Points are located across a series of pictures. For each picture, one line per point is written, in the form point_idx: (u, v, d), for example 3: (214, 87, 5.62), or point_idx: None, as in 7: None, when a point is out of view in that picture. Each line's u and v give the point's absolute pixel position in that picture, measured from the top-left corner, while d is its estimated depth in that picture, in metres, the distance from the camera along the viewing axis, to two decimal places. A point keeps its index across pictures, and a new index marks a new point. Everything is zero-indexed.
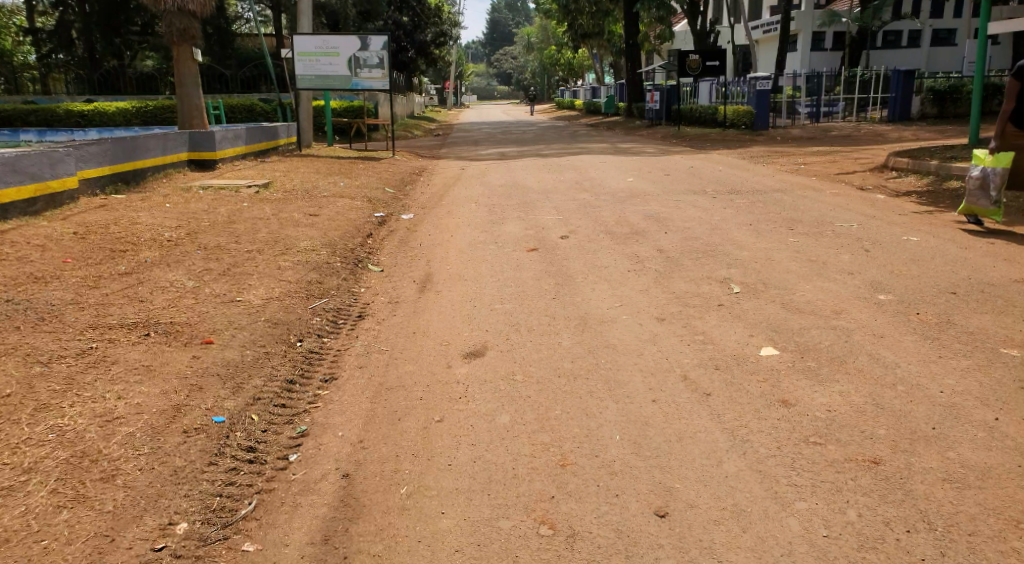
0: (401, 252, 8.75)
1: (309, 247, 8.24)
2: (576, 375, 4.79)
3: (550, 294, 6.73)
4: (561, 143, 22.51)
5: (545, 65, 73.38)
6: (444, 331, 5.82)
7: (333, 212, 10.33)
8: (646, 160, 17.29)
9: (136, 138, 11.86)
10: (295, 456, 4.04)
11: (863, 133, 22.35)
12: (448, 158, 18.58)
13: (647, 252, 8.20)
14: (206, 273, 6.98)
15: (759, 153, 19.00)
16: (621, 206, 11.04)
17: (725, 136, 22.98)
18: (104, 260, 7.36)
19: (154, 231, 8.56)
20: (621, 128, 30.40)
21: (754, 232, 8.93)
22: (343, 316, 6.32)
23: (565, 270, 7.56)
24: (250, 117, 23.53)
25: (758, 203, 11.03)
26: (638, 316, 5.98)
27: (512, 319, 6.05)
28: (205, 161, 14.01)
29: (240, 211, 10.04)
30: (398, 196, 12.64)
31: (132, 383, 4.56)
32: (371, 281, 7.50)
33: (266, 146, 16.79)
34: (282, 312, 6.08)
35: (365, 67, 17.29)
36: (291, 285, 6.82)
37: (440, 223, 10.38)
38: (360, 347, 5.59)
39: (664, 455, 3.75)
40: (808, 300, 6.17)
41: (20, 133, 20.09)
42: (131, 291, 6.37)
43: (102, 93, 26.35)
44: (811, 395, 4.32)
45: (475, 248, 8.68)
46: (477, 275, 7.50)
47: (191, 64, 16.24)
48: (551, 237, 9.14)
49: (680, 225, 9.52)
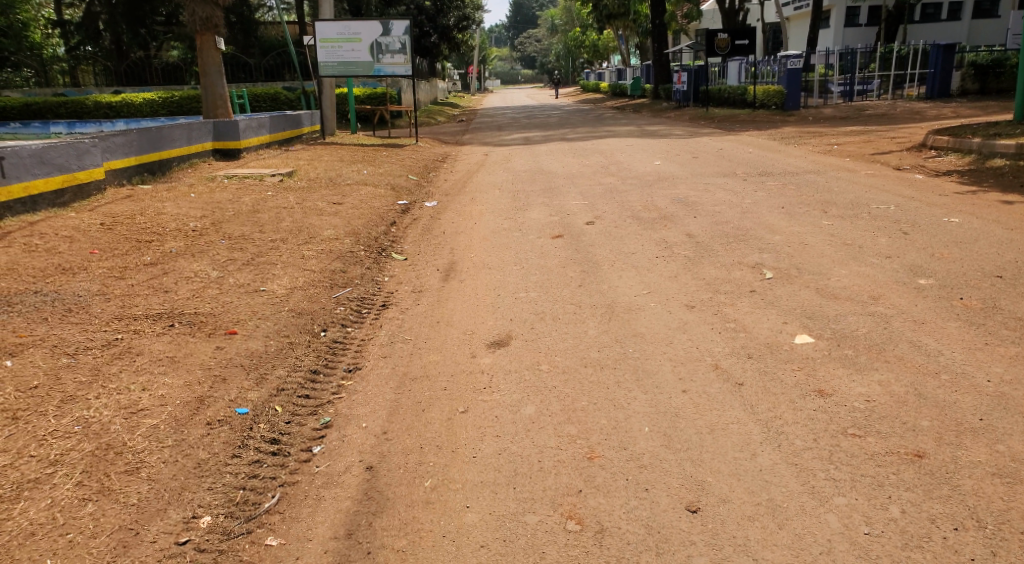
0: (425, 240, 8.67)
1: (333, 236, 8.18)
2: (603, 365, 4.68)
3: (577, 282, 6.61)
4: (586, 127, 22.28)
5: (570, 48, 72.62)
6: (468, 320, 5.73)
7: (357, 201, 10.28)
8: (673, 143, 17.03)
9: (161, 128, 11.90)
10: (319, 447, 3.93)
11: (898, 111, 21.81)
12: (472, 145, 18.45)
13: (676, 237, 8.03)
14: (231, 263, 6.93)
15: (791, 133, 18.62)
16: (648, 190, 10.85)
17: (754, 117, 22.56)
18: (130, 251, 7.34)
19: (179, 221, 8.55)
20: (647, 110, 29.98)
21: (786, 215, 8.71)
22: (367, 305, 6.25)
23: (593, 257, 7.43)
24: (275, 106, 23.59)
25: (791, 185, 10.78)
26: (667, 303, 5.84)
27: (538, 307, 5.95)
28: (231, 151, 14.03)
29: (264, 200, 10.01)
30: (423, 183, 12.57)
31: (157, 374, 4.47)
32: (396, 269, 7.43)
33: (290, 135, 16.79)
34: (306, 302, 6.03)
35: (387, 52, 17.12)
36: (314, 274, 6.77)
37: (464, 210, 10.28)
38: (384, 337, 5.51)
39: (696, 448, 3.63)
40: (842, 286, 6.00)
41: (51, 125, 20.27)
42: (157, 282, 6.32)
43: (130, 84, 26.52)
44: (849, 385, 4.18)
45: (500, 236, 8.57)
46: (502, 263, 7.41)
47: (215, 54, 16.25)
48: (577, 223, 9.00)
49: (710, 209, 9.32)
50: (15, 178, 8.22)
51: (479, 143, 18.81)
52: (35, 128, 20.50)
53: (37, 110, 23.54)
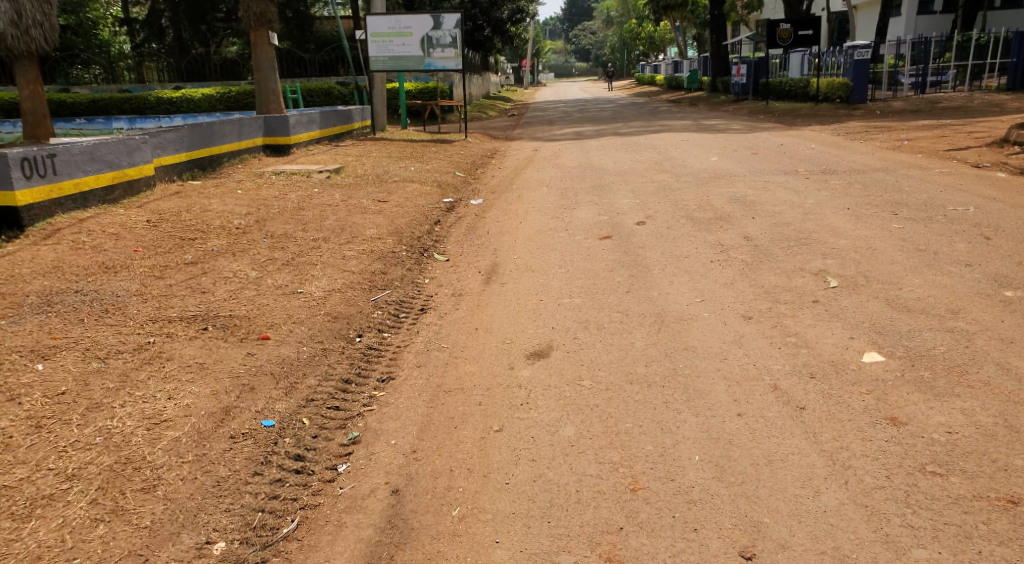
0: (469, 240, 8.43)
1: (375, 235, 7.99)
2: (650, 383, 4.35)
3: (625, 287, 6.29)
4: (640, 122, 21.77)
5: (625, 40, 71.59)
6: (508, 329, 5.46)
7: (402, 198, 10.10)
8: (729, 138, 16.47)
9: (212, 124, 11.91)
10: (345, 467, 3.69)
11: (972, 104, 20.75)
12: (522, 140, 18.17)
13: (732, 240, 7.63)
14: (270, 263, 6.77)
15: (856, 128, 17.85)
16: (704, 188, 10.42)
17: (816, 111, 21.75)
18: (173, 248, 7.22)
19: (223, 218, 8.45)
20: (704, 104, 29.25)
21: (852, 217, 8.22)
22: (405, 310, 6.02)
23: (643, 260, 7.08)
24: (328, 101, 23.66)
25: (857, 184, 10.22)
26: (722, 313, 5.48)
27: (583, 315, 5.65)
28: (281, 146, 14.00)
29: (309, 197, 9.90)
30: (471, 180, 12.35)
31: (186, 381, 4.27)
32: (437, 271, 7.21)
33: (340, 130, 16.74)
34: (343, 305, 5.83)
35: (438, 46, 16.98)
36: (353, 276, 6.57)
37: (511, 208, 10.01)
38: (420, 344, 5.27)
39: (752, 482, 3.29)
40: (915, 297, 5.54)
41: (113, 121, 20.65)
42: (196, 282, 6.15)
43: (190, 81, 26.94)
44: (923, 413, 3.77)
45: (547, 236, 8.27)
46: (547, 265, 7.11)
47: (268, 49, 16.26)
48: (627, 223, 8.65)
49: (770, 210, 8.87)
50: (67, 175, 8.18)
51: (529, 139, 18.51)
52: (97, 123, 20.88)
53: (102, 105, 24.06)
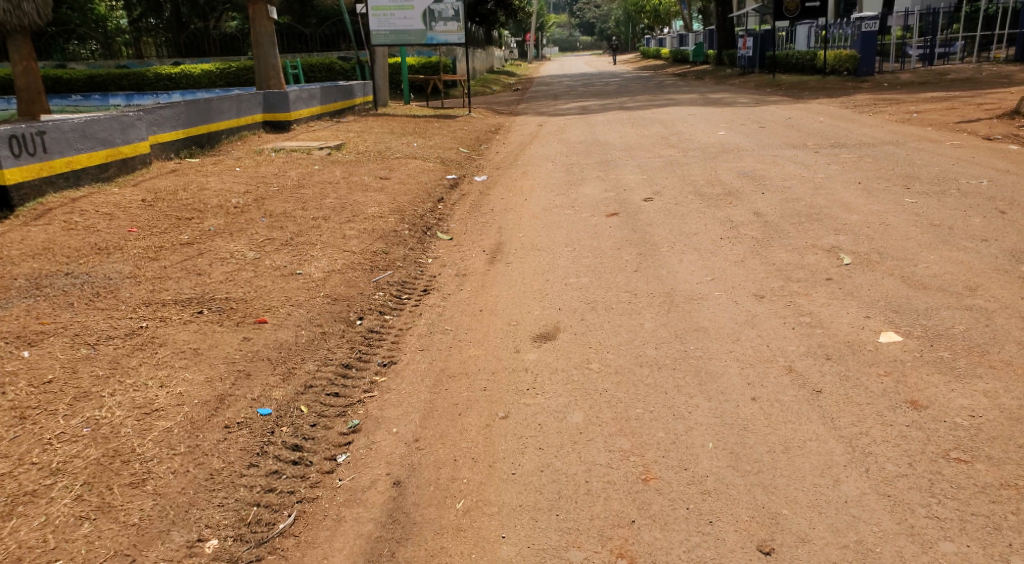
0: (473, 218, 8.26)
1: (377, 214, 7.82)
2: (661, 366, 4.21)
3: (632, 266, 6.13)
4: (646, 96, 21.44)
5: (629, 13, 70.63)
6: (514, 310, 5.32)
7: (404, 175, 9.92)
8: (736, 112, 16.20)
9: (209, 100, 11.71)
10: (344, 457, 3.58)
11: (982, 76, 20.37)
12: (526, 115, 17.91)
13: (742, 216, 7.45)
14: (268, 244, 6.62)
15: (865, 101, 17.55)
16: (711, 163, 10.22)
17: (824, 84, 21.39)
18: (169, 228, 7.07)
19: (221, 197, 8.30)
20: (710, 77, 28.83)
21: (864, 191, 8.03)
22: (407, 290, 5.87)
23: (651, 238, 6.91)
24: (329, 77, 23.37)
25: (867, 158, 10.00)
26: (733, 292, 5.32)
27: (590, 296, 5.50)
28: (281, 123, 13.79)
29: (310, 175, 9.73)
30: (474, 156, 12.14)
31: (178, 369, 4.15)
32: (440, 250, 7.06)
33: (341, 106, 16.51)
34: (344, 286, 5.69)
35: (440, 20, 16.66)
36: (354, 256, 6.42)
37: (515, 185, 9.83)
38: (423, 327, 5.13)
39: (769, 471, 3.15)
40: (932, 274, 5.37)
41: (110, 98, 20.41)
42: (192, 263, 6.01)
43: (189, 56, 26.67)
44: (945, 396, 3.62)
45: (552, 213, 8.10)
46: (553, 243, 6.95)
47: (267, 24, 15.98)
48: (634, 199, 8.47)
49: (779, 185, 8.67)
50: (58, 153, 8.02)
51: (533, 114, 18.25)
52: (95, 100, 20.64)
53: (99, 82, 23.79)
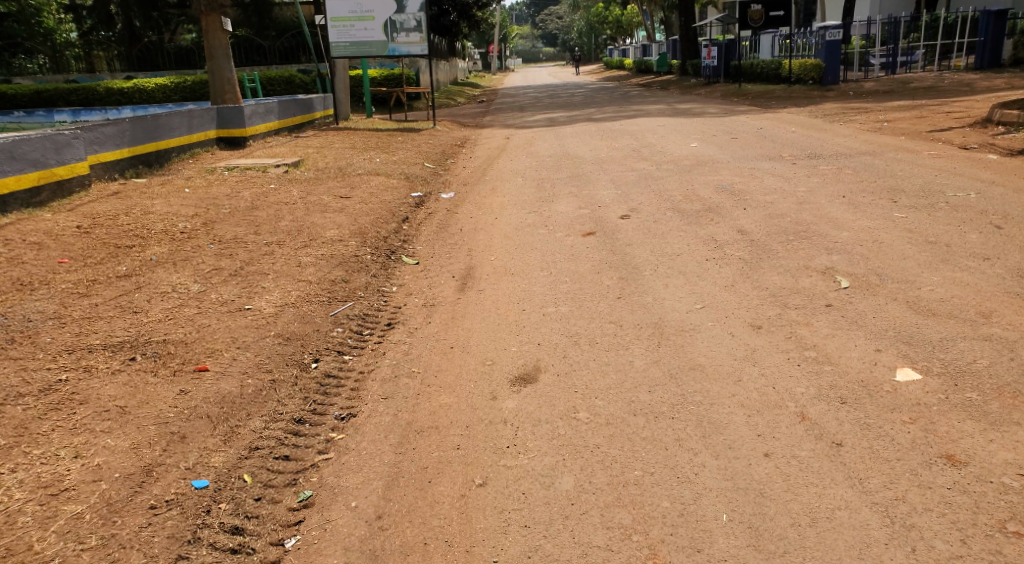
0: (440, 240, 7.73)
1: (336, 237, 7.26)
2: (658, 414, 3.71)
3: (614, 292, 5.65)
4: (614, 106, 21.11)
5: (592, 25, 70.82)
6: (487, 347, 4.80)
7: (367, 194, 9.35)
8: (707, 122, 15.89)
9: (157, 117, 11.03)
10: (293, 541, 3.04)
11: (945, 84, 20.33)
12: (493, 128, 17.44)
13: (725, 234, 7.04)
14: (215, 274, 6.02)
15: (834, 110, 17.38)
16: (687, 177, 9.82)
17: (791, 93, 21.24)
18: (105, 258, 6.43)
19: (167, 221, 7.67)
20: (675, 87, 28.63)
21: (849, 206, 7.66)
22: (369, 325, 5.32)
23: (632, 260, 6.45)
24: (289, 90, 22.68)
25: (847, 169, 9.68)
26: (727, 323, 4.88)
27: (570, 328, 5.01)
28: (237, 138, 13.13)
29: (266, 195, 9.13)
30: (440, 172, 11.63)
31: (98, 434, 3.56)
32: (406, 276, 6.52)
33: (301, 121, 15.89)
34: (298, 323, 5.13)
35: (402, 31, 16.06)
36: (309, 286, 5.86)
37: (484, 202, 9.33)
38: (387, 368, 4.58)
39: (795, 553, 2.71)
40: (938, 299, 4.96)
41: (55, 113, 19.49)
42: (127, 300, 5.40)
43: (143, 70, 25.86)
44: (985, 448, 3.18)
45: (524, 233, 7.61)
46: (527, 267, 6.45)
47: (223, 36, 15.30)
48: (610, 217, 8.01)
49: (761, 199, 8.28)
50: None
51: (500, 126, 17.80)
52: (40, 116, 19.70)
53: (48, 97, 22.75)
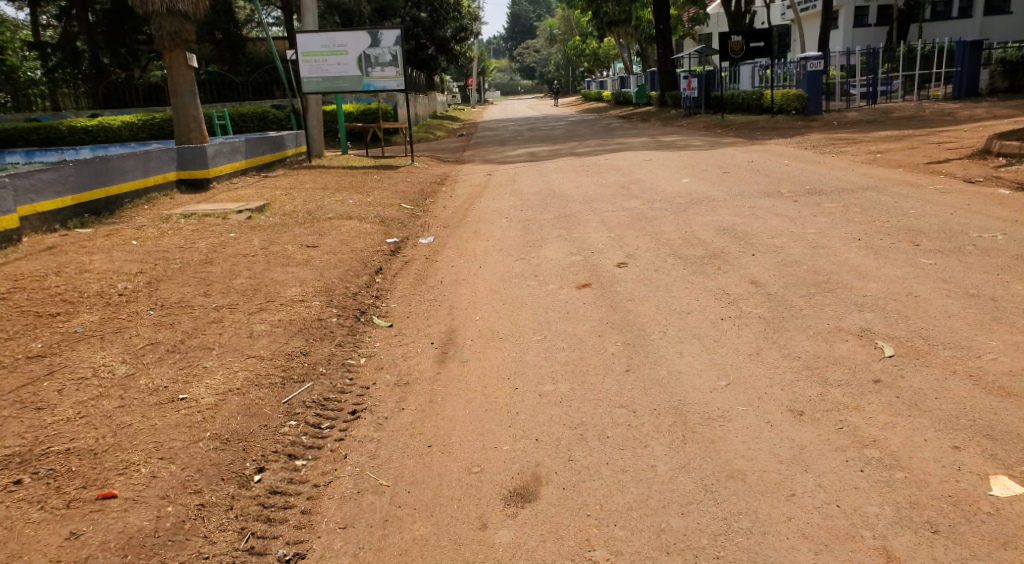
0: (416, 295, 6.87)
1: (298, 297, 6.37)
2: (699, 554, 3.00)
3: (622, 364, 4.81)
4: (596, 139, 20.45)
5: (568, 56, 71.06)
6: (471, 446, 3.94)
7: (336, 241, 8.48)
8: (695, 155, 15.23)
9: (108, 160, 10.12)
10: None
11: (929, 113, 19.91)
12: (473, 163, 16.69)
13: (736, 285, 6.28)
14: (149, 351, 5.11)
15: (822, 141, 16.80)
16: (683, 217, 9.07)
17: (775, 124, 20.72)
18: (21, 332, 5.50)
19: (105, 281, 6.75)
20: (656, 119, 28.11)
21: (868, 251, 6.94)
22: (330, 413, 4.45)
23: (636, 319, 5.63)
24: (261, 126, 21.84)
25: (855, 207, 8.99)
26: (761, 408, 4.07)
27: (574, 416, 4.15)
28: (198, 181, 12.25)
29: (223, 245, 8.23)
30: (417, 213, 10.77)
31: None
32: (376, 343, 5.61)
33: (270, 159, 15.05)
34: (241, 417, 4.24)
35: (377, 65, 15.33)
36: (261, 364, 4.96)
37: (466, 248, 8.50)
38: (348, 481, 3.76)
39: None
40: (1008, 372, 4.17)
41: (8, 155, 18.36)
42: (33, 391, 4.50)
43: (109, 107, 24.66)
44: None
45: (510, 286, 6.77)
46: (518, 330, 5.60)
47: (187, 73, 14.41)
48: (605, 265, 7.20)
49: (769, 243, 7.54)
50: None
51: (480, 161, 17.03)
52: None
53: (9, 137, 21.62)
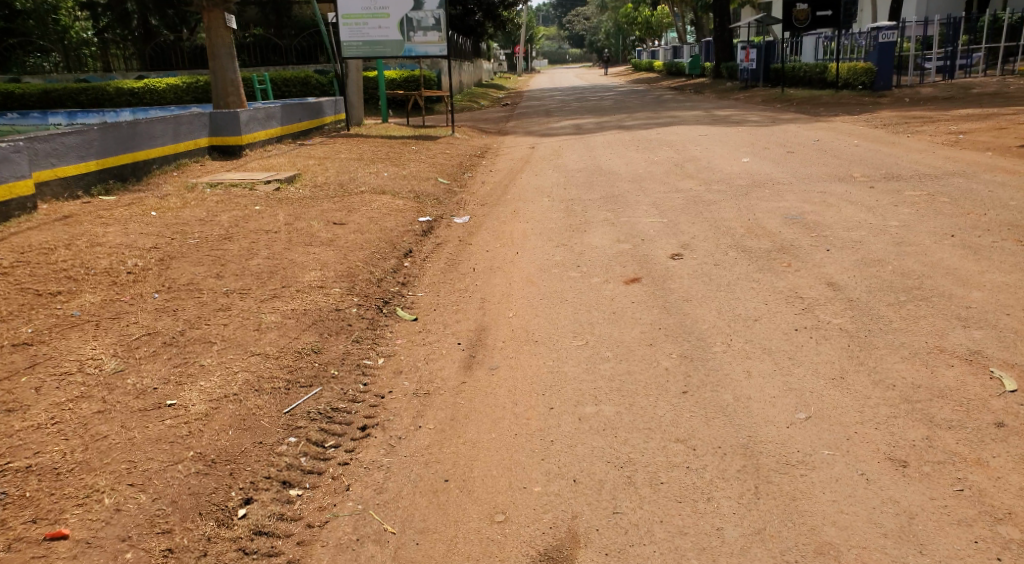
0: (447, 282, 6.21)
1: (318, 282, 5.74)
2: None
3: (678, 384, 4.07)
4: (647, 111, 19.47)
5: (620, 25, 69.27)
6: (498, 484, 3.28)
7: (365, 218, 7.85)
8: (755, 132, 14.24)
9: (135, 123, 9.60)
10: None
11: (1011, 90, 18.50)
12: (517, 134, 15.92)
13: (812, 287, 5.50)
14: (144, 344, 4.52)
15: (892, 119, 15.64)
16: (746, 202, 8.24)
17: (840, 99, 19.50)
18: (14, 313, 4.94)
19: (115, 256, 6.17)
20: (710, 92, 26.88)
21: (965, 251, 6.10)
22: (337, 428, 3.80)
23: (695, 324, 4.88)
24: (304, 91, 21.31)
25: (941, 196, 8.07)
26: (853, 454, 3.34)
27: (622, 448, 3.46)
28: (231, 148, 11.72)
29: (246, 219, 7.66)
30: (455, 189, 10.10)
31: None
32: (397, 340, 4.95)
33: (307, 126, 14.47)
34: (233, 433, 3.61)
35: (419, 29, 14.59)
36: (265, 363, 4.33)
37: (504, 229, 7.81)
38: (348, 522, 3.12)
39: None
40: None
41: (51, 115, 18.04)
42: (8, 388, 3.92)
43: (155, 69, 24.41)
44: None
45: (552, 277, 6.06)
46: (557, 332, 4.89)
47: (225, 33, 13.83)
48: (658, 256, 6.45)
49: (846, 236, 6.70)
50: None
51: (524, 133, 16.25)
52: (34, 118, 18.31)
53: (56, 97, 21.37)
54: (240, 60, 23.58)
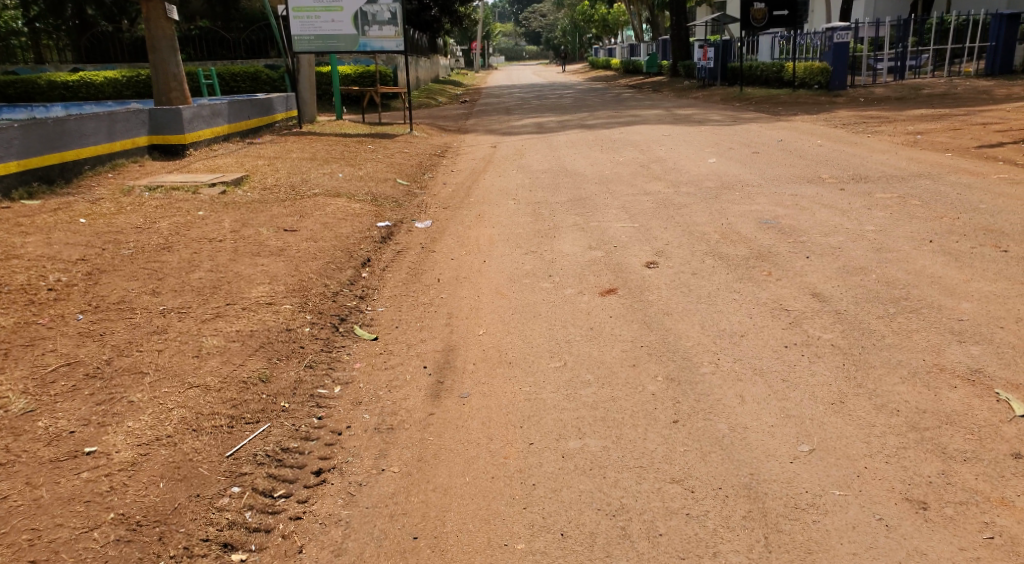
0: (409, 295, 5.78)
1: (267, 298, 5.26)
2: None
3: (667, 412, 3.71)
4: (608, 110, 19.20)
5: (577, 22, 69.22)
6: (476, 542, 2.89)
7: (319, 224, 7.36)
8: (718, 131, 14.04)
9: (63, 122, 8.95)
10: None
11: (960, 90, 18.69)
12: (477, 132, 15.50)
13: (797, 298, 5.20)
14: (61, 377, 4.00)
15: (850, 118, 15.60)
16: (717, 205, 7.96)
17: (797, 98, 19.49)
18: None
19: (36, 271, 5.59)
20: (668, 90, 26.78)
21: (947, 258, 5.87)
22: (287, 474, 3.37)
23: (678, 342, 4.54)
24: (254, 86, 20.57)
25: (912, 198, 7.90)
26: (866, 494, 3.03)
27: (613, 493, 3.10)
28: (174, 147, 11.08)
29: (188, 226, 7.12)
30: (414, 190, 9.65)
31: None
32: (356, 363, 4.52)
33: (256, 124, 13.85)
34: (162, 486, 3.15)
35: (375, 24, 14.11)
36: (205, 396, 3.85)
37: (469, 234, 7.40)
38: None
39: None
40: None
41: None
42: None
43: (93, 61, 23.44)
44: None
45: (522, 288, 5.67)
46: (531, 352, 4.50)
47: (167, 25, 13.11)
48: (632, 264, 6.11)
49: (823, 242, 6.44)
50: None
51: (484, 131, 15.82)
52: None
53: None
54: (186, 53, 22.82)
